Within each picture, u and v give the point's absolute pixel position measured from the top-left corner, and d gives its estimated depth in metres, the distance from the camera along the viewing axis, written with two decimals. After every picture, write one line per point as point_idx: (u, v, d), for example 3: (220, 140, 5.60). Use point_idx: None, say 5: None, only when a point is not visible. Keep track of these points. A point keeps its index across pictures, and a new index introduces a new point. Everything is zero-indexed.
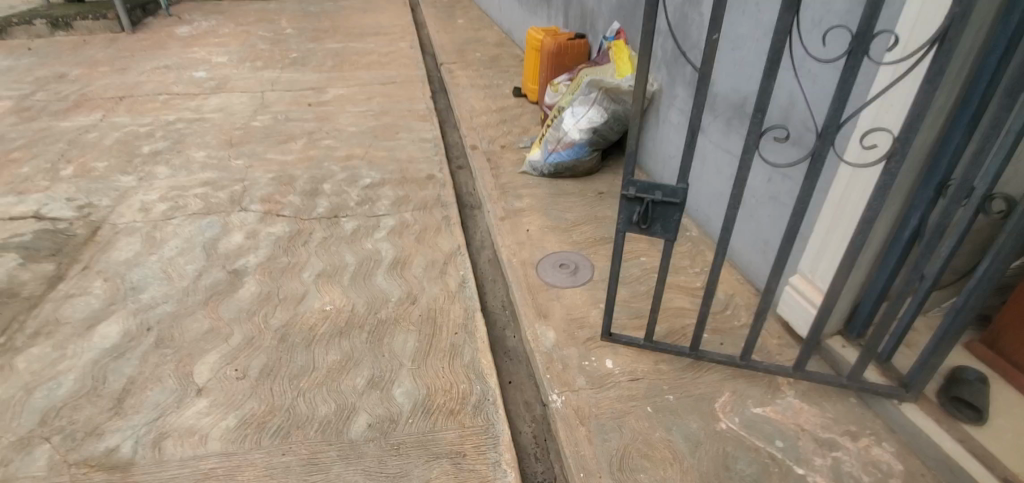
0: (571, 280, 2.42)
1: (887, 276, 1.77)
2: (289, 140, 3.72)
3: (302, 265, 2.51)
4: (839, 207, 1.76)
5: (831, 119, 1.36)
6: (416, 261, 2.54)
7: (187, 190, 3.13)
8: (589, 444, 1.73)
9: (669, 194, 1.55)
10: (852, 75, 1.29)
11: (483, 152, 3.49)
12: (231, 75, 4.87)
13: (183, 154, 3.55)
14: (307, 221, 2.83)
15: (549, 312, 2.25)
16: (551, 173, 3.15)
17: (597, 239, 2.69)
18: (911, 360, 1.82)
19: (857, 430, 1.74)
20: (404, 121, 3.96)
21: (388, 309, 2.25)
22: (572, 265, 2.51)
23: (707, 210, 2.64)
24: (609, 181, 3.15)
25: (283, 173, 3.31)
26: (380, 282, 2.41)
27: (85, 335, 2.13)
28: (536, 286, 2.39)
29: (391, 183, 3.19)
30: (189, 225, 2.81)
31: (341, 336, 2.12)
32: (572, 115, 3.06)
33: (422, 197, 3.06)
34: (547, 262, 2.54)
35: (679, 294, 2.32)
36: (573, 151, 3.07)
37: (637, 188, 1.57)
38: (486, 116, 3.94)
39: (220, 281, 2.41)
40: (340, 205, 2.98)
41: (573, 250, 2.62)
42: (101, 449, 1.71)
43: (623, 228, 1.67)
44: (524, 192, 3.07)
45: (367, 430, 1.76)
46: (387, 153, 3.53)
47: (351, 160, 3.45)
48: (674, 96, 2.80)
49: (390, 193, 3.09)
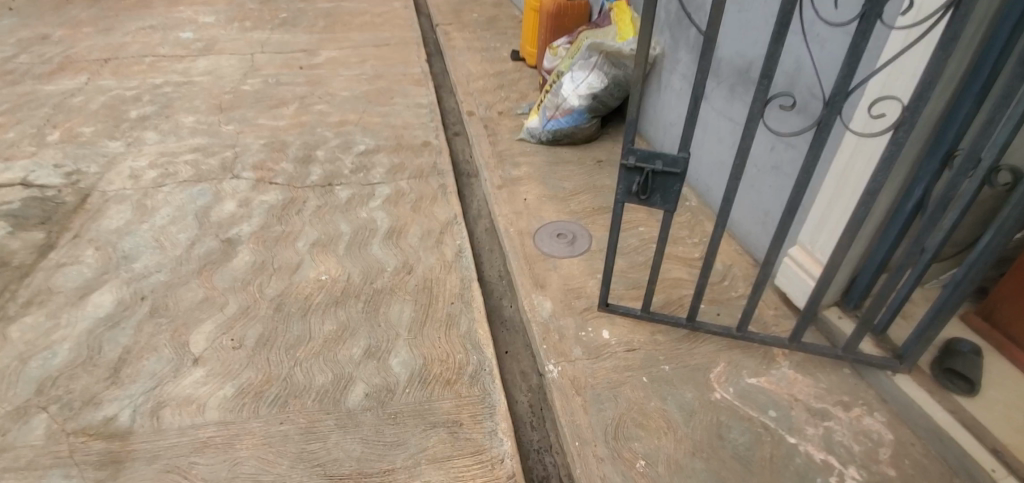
0: (568, 250, 2.40)
1: (887, 248, 1.75)
2: (281, 105, 3.62)
3: (297, 234, 2.48)
4: (843, 178, 1.72)
5: (839, 87, 1.31)
6: (412, 230, 2.51)
7: (177, 157, 3.06)
8: (584, 413, 1.74)
9: (670, 164, 1.51)
10: (864, 40, 1.23)
11: (480, 118, 3.41)
12: (219, 36, 4.70)
13: (172, 119, 3.46)
14: (301, 189, 2.78)
15: (546, 282, 2.24)
16: (549, 141, 3.09)
17: (595, 208, 2.65)
18: (907, 332, 1.82)
19: (849, 401, 1.76)
20: (399, 85, 3.85)
21: (384, 279, 2.24)
22: (569, 234, 2.49)
23: (708, 179, 2.60)
24: (609, 149, 3.09)
25: (275, 139, 3.23)
26: (375, 251, 2.39)
27: (79, 304, 2.12)
28: (533, 256, 2.37)
29: (386, 150, 3.13)
30: (180, 193, 2.76)
31: (337, 305, 2.11)
32: (571, 80, 2.98)
33: (418, 164, 3.00)
34: (545, 231, 2.51)
35: (677, 265, 2.31)
36: (572, 118, 3.00)
37: (637, 157, 1.53)
38: (483, 81, 3.84)
39: (214, 250, 2.39)
40: (334, 172, 2.93)
41: (571, 219, 2.59)
42: (100, 417, 1.72)
43: (622, 199, 1.63)
44: (521, 160, 3.01)
45: (364, 400, 1.77)
46: (382, 118, 3.44)
47: (345, 126, 3.37)
48: (677, 61, 2.72)
49: (385, 160, 3.04)
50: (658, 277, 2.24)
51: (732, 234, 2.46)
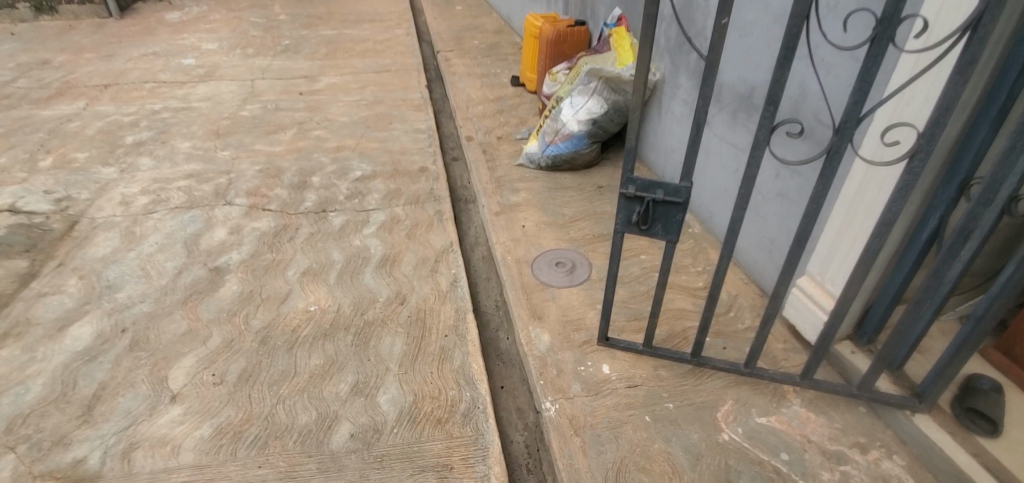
0: (567, 280, 2.31)
1: (902, 280, 1.66)
2: (279, 130, 3.60)
3: (288, 263, 2.41)
4: (853, 207, 1.65)
5: (849, 113, 1.25)
6: (406, 258, 2.44)
7: (170, 183, 3.02)
8: (584, 456, 1.63)
9: (671, 193, 1.43)
10: (875, 64, 1.17)
11: (479, 144, 3.37)
12: (220, 63, 4.72)
13: (168, 145, 3.44)
14: (294, 215, 2.72)
15: (544, 313, 2.15)
16: (549, 166, 3.04)
17: (595, 235, 2.58)
18: (924, 369, 1.72)
19: (866, 442, 1.63)
20: (398, 111, 3.83)
21: (375, 310, 2.15)
22: (569, 263, 2.40)
23: (711, 206, 2.53)
24: (609, 175, 3.04)
25: (271, 164, 3.19)
26: (367, 281, 2.31)
27: (56, 337, 2.04)
28: (531, 286, 2.29)
29: (383, 175, 3.08)
30: (170, 220, 2.70)
31: (325, 338, 2.02)
32: (571, 106, 2.94)
33: (414, 190, 2.95)
34: (544, 261, 2.43)
35: (681, 295, 2.21)
36: (572, 143, 2.95)
37: (637, 186, 1.46)
38: (483, 106, 3.82)
39: (201, 279, 2.31)
40: (329, 198, 2.87)
41: (571, 247, 2.51)
42: (67, 460, 1.63)
43: (622, 229, 1.56)
44: (520, 186, 2.95)
45: (350, 441, 1.67)
46: (380, 144, 3.41)
47: (342, 151, 3.34)
48: (678, 87, 2.68)
49: (381, 186, 2.98)
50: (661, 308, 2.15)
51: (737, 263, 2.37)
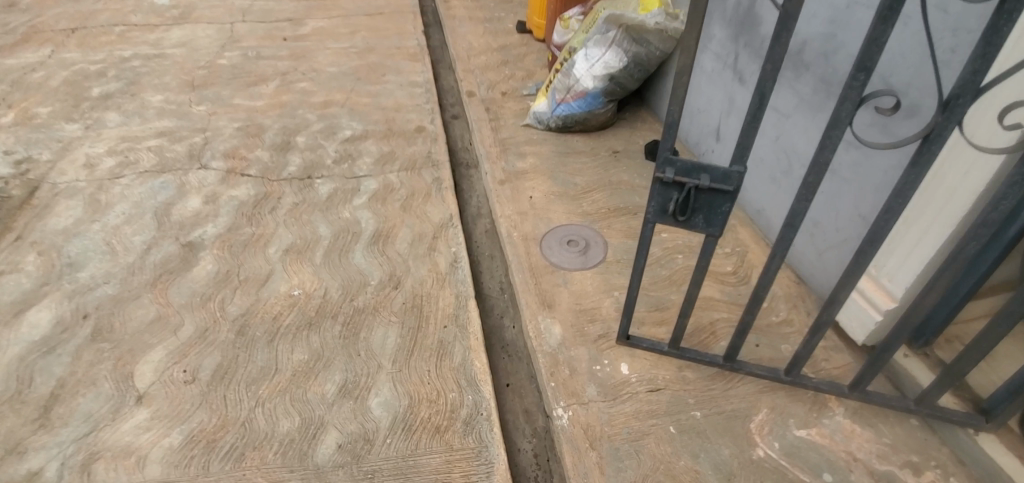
0: (581, 262, 2.07)
1: (976, 281, 1.42)
2: (261, 82, 3.25)
3: (269, 237, 2.17)
4: (929, 194, 1.39)
5: (965, 85, 0.95)
6: (401, 234, 2.19)
7: (140, 142, 2.72)
8: (600, 474, 1.46)
9: (719, 179, 1.15)
10: (1006, 24, 0.86)
11: (481, 100, 3.04)
12: (197, 3, 4.28)
13: (138, 98, 3.11)
14: (276, 182, 2.44)
15: (554, 301, 1.93)
16: (559, 127, 2.73)
17: (611, 209, 2.32)
18: (990, 379, 1.51)
19: (919, 462, 1.45)
20: (392, 60, 3.46)
21: (366, 295, 1.92)
22: (582, 243, 2.15)
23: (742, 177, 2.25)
24: (626, 138, 2.73)
25: (251, 122, 2.88)
26: (358, 260, 2.07)
27: (12, 324, 1.84)
28: (539, 268, 2.06)
29: (375, 136, 2.78)
30: (139, 186, 2.43)
31: (310, 328, 1.81)
32: (585, 58, 2.58)
33: (409, 154, 2.65)
34: (553, 240, 2.17)
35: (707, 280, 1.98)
36: (585, 102, 2.62)
37: (677, 169, 1.18)
38: (485, 56, 3.45)
39: (172, 256, 2.08)
40: (315, 162, 2.58)
41: (584, 222, 2.26)
42: (22, 472, 1.47)
43: (653, 219, 1.29)
44: (527, 150, 2.66)
45: (336, 454, 1.49)
46: (371, 99, 3.08)
47: (330, 107, 3.01)
48: (710, 38, 2.32)
49: (373, 148, 2.69)
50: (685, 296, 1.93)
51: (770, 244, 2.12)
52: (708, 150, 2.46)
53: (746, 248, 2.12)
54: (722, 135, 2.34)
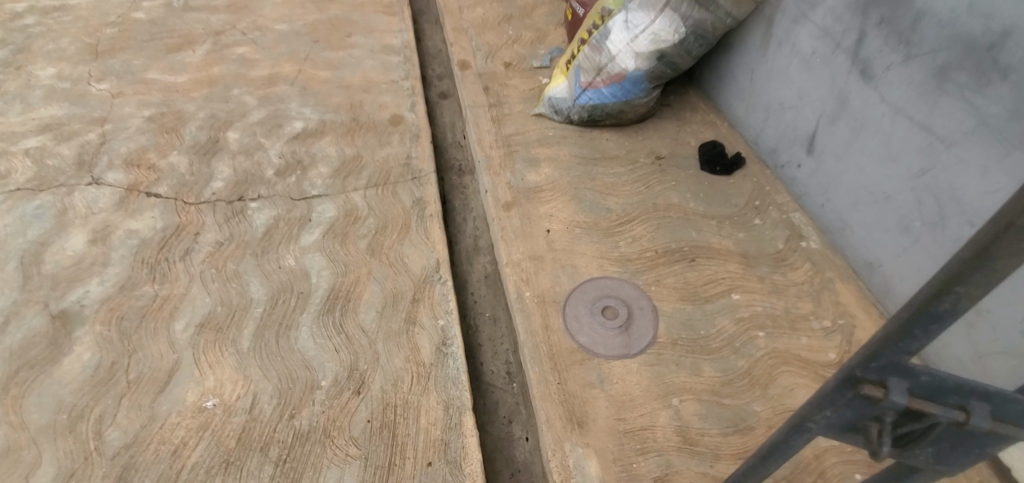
0: (622, 344, 1.47)
1: None
2: (187, 46, 2.46)
3: (179, 301, 1.53)
4: None
5: None
6: (367, 296, 1.55)
7: (15, 142, 2.01)
8: None
9: (1011, 417, 0.54)
10: None
11: (478, 75, 2.29)
12: None
13: (22, 72, 2.33)
14: (193, 208, 1.77)
15: (587, 416, 1.34)
16: (584, 121, 2.03)
17: (660, 252, 1.68)
18: None
19: None
20: (360, 13, 2.65)
21: (312, 409, 1.33)
22: (622, 315, 1.52)
23: (847, 210, 1.61)
24: (673, 135, 2.03)
25: (168, 109, 2.15)
26: (303, 344, 1.45)
27: None
28: (564, 355, 1.45)
29: (335, 130, 2.06)
30: (3, 214, 1.75)
31: (226, 473, 1.23)
32: (625, 27, 1.84)
33: (380, 159, 1.95)
34: (582, 307, 1.55)
35: (801, 379, 1.41)
36: (622, 88, 1.91)
37: (914, 385, 0.56)
38: (482, 8, 2.64)
39: (37, 338, 1.46)
40: (250, 173, 1.89)
41: (623, 273, 1.63)
42: None
43: (820, 431, 0.68)
44: (541, 154, 1.96)
45: None
46: (332, 73, 2.31)
47: (276, 85, 2.26)
48: (814, 5, 1.60)
49: (331, 151, 1.98)
50: (774, 407, 1.35)
51: (883, 313, 1.53)
52: (791, 163, 1.80)
53: (852, 320, 1.52)
54: (816, 147, 1.68)
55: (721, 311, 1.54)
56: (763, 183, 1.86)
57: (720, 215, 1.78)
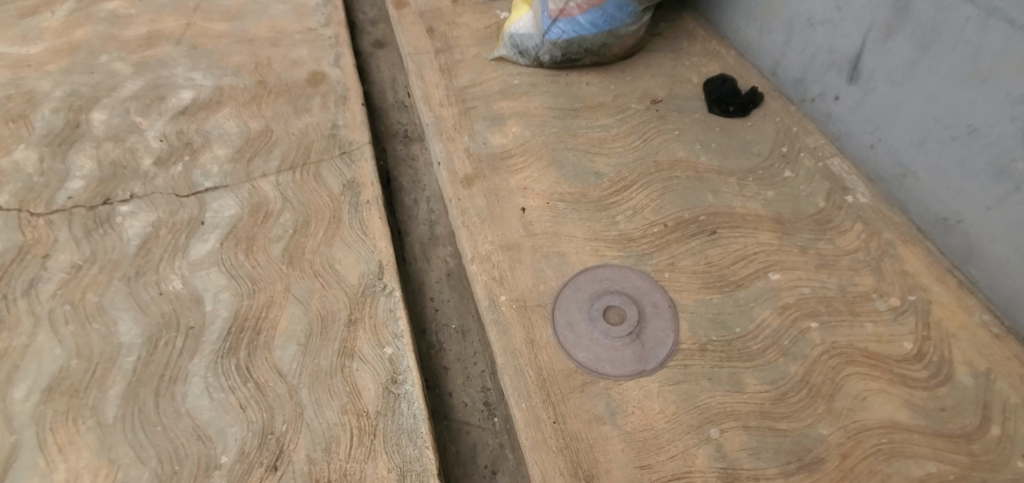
0: (635, 357, 1.10)
1: None
2: (43, 5, 1.90)
3: (19, 357, 1.10)
4: None
5: None
6: (284, 325, 1.13)
7: None
8: None
9: None
10: None
11: (418, 14, 1.80)
12: None
13: None
14: (42, 221, 1.31)
15: (597, 467, 1.00)
16: (556, 62, 1.59)
17: (670, 224, 1.29)
18: None
19: None
20: None
21: None
22: (631, 317, 1.15)
23: (908, 151, 1.23)
24: (670, 70, 1.61)
25: (14, 88, 1.63)
26: (194, 404, 1.04)
27: None
28: (560, 382, 1.08)
29: (235, 99, 1.58)
30: None
31: None
32: None
33: (297, 132, 1.48)
34: (577, 312, 1.16)
35: (874, 383, 1.06)
36: (603, 14, 1.48)
37: None
38: None
39: None
40: (122, 167, 1.42)
41: (627, 259, 1.23)
42: None
43: None
44: (506, 109, 1.52)
45: None
46: (230, 24, 1.80)
47: (158, 47, 1.74)
48: None
49: (231, 126, 1.51)
50: (844, 428, 1.01)
51: (962, 280, 1.18)
52: (824, 94, 1.40)
53: (926, 295, 1.17)
54: (862, 71, 1.28)
55: (758, 299, 1.17)
56: (789, 123, 1.47)
57: (741, 170, 1.39)
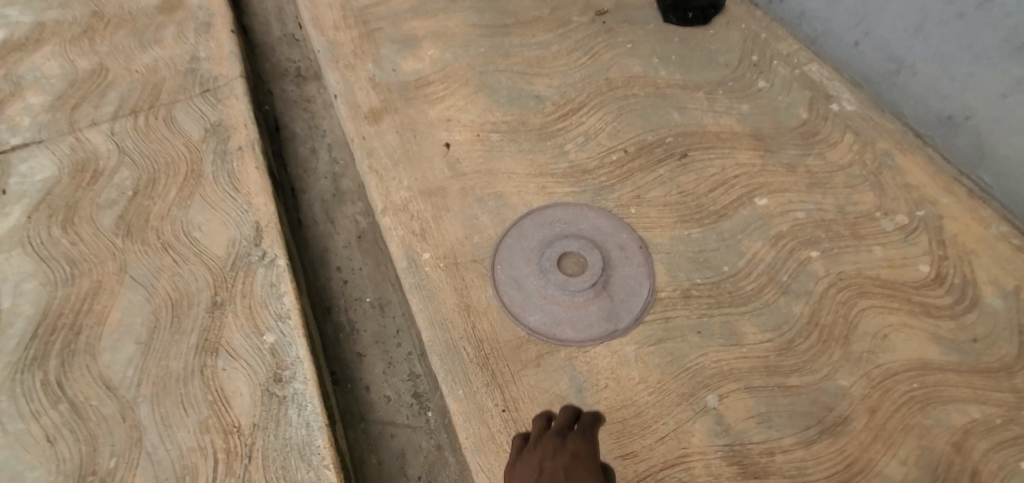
0: (603, 313, 0.86)
1: None
2: None
3: None
4: None
5: None
6: (118, 318, 0.84)
7: None
8: None
9: None
10: None
11: None
12: None
13: None
14: None
15: None
16: None
17: (631, 150, 1.03)
18: None
19: None
20: None
21: None
22: (593, 264, 0.89)
23: (902, 40, 1.01)
24: None
25: None
26: None
27: None
28: (508, 358, 0.84)
29: (57, 28, 1.18)
30: None
31: None
32: None
33: (143, 68, 1.12)
34: (524, 266, 0.90)
35: (894, 316, 0.86)
36: None
37: None
38: None
39: None
40: None
41: (582, 195, 0.97)
42: None
43: None
44: (419, 30, 1.18)
45: None
46: None
47: None
48: None
49: (51, 64, 1.13)
50: (867, 375, 0.81)
51: (972, 189, 0.99)
52: None
53: (935, 209, 0.98)
54: None
55: (744, 230, 0.94)
56: (756, 30, 1.21)
57: (708, 84, 1.14)
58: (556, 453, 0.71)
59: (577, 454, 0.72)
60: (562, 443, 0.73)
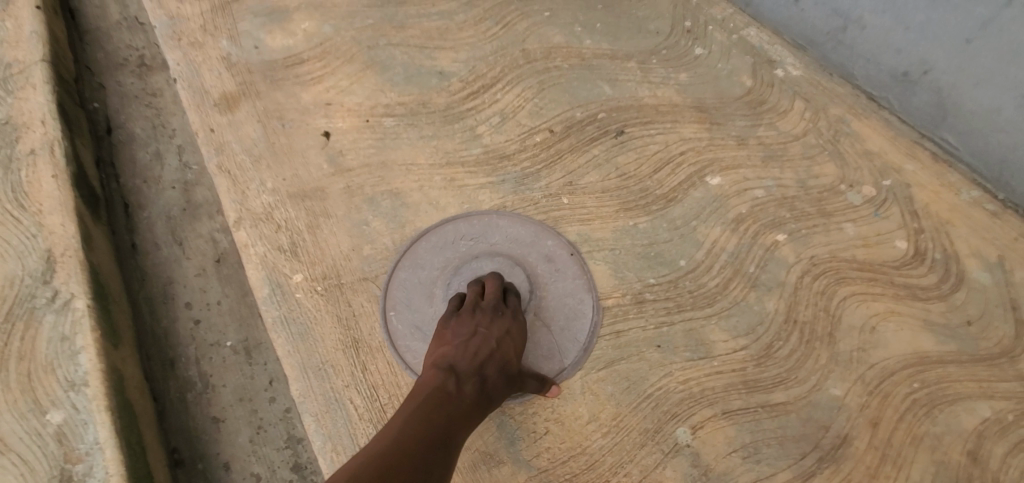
0: (539, 351, 0.72)
1: None
2: None
3: None
4: None
5: None
6: None
7: None
8: None
9: None
10: None
11: None
12: None
13: None
14: None
15: None
16: None
17: (555, 130, 0.83)
18: None
19: None
20: None
21: None
22: (518, 288, 0.73)
23: None
24: None
25: None
26: None
27: None
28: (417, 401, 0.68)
29: None
30: None
31: None
32: None
33: None
34: (429, 307, 0.72)
35: (879, 304, 0.72)
36: None
37: None
38: None
39: None
40: None
41: (502, 186, 0.79)
42: None
43: None
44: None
45: None
46: None
47: None
48: None
49: None
50: (850, 381, 0.69)
51: (935, 153, 0.78)
52: None
53: (902, 178, 0.78)
54: None
55: (698, 215, 0.77)
56: None
57: (641, 54, 0.88)
58: (492, 323, 0.64)
59: (512, 328, 0.65)
60: (499, 314, 0.66)
